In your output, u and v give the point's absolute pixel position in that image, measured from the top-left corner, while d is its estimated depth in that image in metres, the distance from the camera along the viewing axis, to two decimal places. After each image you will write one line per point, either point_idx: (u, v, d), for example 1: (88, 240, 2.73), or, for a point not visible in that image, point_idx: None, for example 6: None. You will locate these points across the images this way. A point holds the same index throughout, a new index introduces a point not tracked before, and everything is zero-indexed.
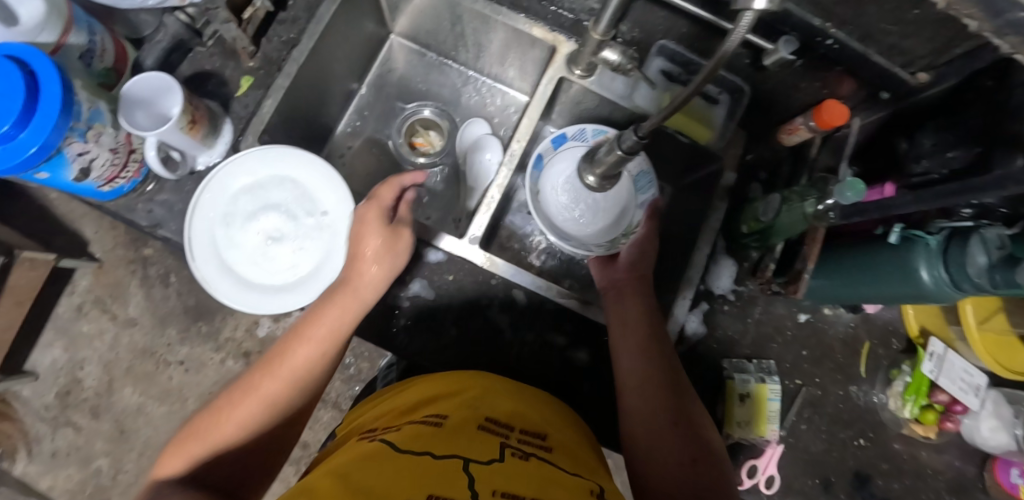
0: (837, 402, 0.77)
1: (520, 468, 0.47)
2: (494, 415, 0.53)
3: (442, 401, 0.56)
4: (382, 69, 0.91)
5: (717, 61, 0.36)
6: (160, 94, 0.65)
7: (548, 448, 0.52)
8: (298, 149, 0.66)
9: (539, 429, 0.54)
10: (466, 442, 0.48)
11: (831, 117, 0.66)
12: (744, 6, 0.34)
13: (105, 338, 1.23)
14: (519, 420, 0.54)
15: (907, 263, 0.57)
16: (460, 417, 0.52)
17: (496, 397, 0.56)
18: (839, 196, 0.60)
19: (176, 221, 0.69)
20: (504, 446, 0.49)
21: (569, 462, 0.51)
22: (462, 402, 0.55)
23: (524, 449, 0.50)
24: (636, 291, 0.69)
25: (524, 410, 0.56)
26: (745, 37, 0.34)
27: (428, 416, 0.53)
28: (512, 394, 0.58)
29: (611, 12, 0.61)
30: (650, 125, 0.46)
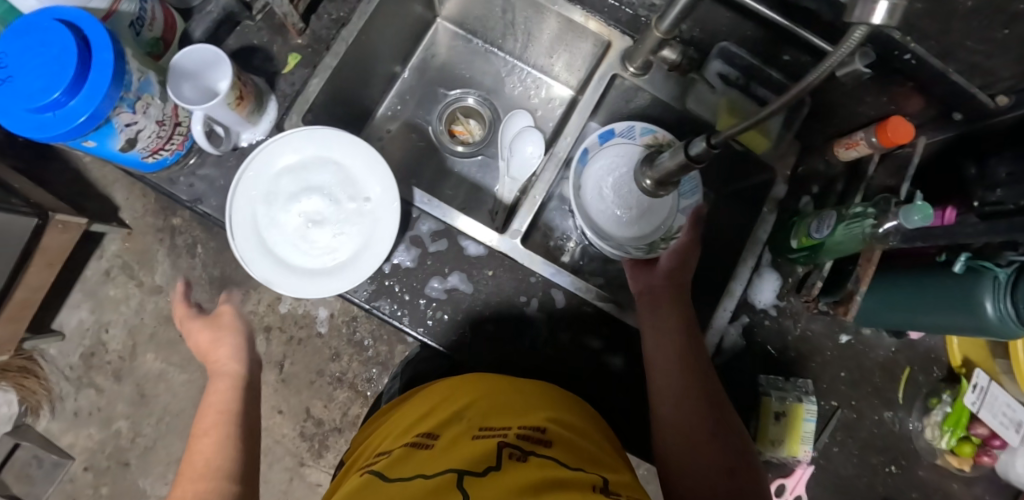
0: (872, 427, 0.74)
1: (515, 473, 0.45)
2: (487, 424, 0.52)
3: (432, 420, 0.55)
4: (426, 53, 0.89)
5: (820, 73, 0.36)
6: (209, 67, 0.64)
7: (548, 444, 0.50)
8: (344, 132, 0.64)
9: (539, 426, 0.52)
10: (458, 455, 0.47)
11: (895, 135, 0.63)
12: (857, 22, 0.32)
13: (130, 304, 1.24)
14: (513, 421, 0.53)
15: (971, 292, 0.54)
16: (453, 432, 0.51)
17: (484, 404, 0.55)
18: (903, 219, 0.57)
19: (217, 196, 0.68)
20: (502, 446, 0.48)
21: (571, 457, 0.49)
22: (451, 417, 0.54)
23: (523, 447, 0.48)
24: (675, 299, 0.65)
25: (525, 413, 0.54)
26: (849, 54, 0.33)
27: (420, 438, 0.52)
28: (511, 397, 0.56)
29: (678, 10, 0.59)
30: (726, 136, 0.44)
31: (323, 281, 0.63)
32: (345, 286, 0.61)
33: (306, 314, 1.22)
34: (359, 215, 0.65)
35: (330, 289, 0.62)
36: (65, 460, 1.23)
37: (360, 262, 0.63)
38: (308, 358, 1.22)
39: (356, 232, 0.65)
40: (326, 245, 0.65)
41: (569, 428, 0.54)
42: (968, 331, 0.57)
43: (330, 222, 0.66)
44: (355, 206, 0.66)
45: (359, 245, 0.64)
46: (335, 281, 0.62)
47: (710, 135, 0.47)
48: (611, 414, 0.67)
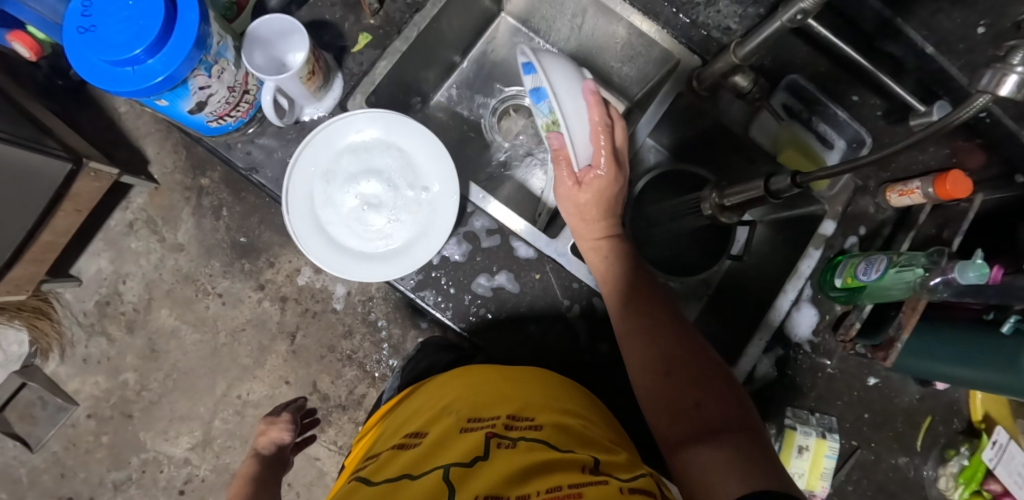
0: (888, 470, 0.75)
1: (501, 459, 0.45)
2: (475, 416, 0.52)
3: (422, 419, 0.55)
4: (487, 46, 0.88)
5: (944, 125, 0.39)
6: (283, 38, 0.64)
7: (538, 427, 0.50)
8: (412, 120, 0.64)
9: (529, 414, 0.53)
10: (449, 449, 0.47)
11: (954, 189, 0.63)
12: (986, 90, 0.35)
13: (151, 258, 1.24)
14: (503, 411, 0.53)
15: (1016, 353, 0.55)
16: (440, 428, 0.51)
17: (472, 397, 0.55)
18: (958, 274, 0.58)
19: (273, 168, 0.68)
20: (490, 439, 0.48)
21: (560, 437, 0.49)
22: (439, 417, 0.53)
23: (512, 434, 0.49)
24: (614, 249, 0.63)
25: (519, 403, 0.55)
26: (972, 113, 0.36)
27: (407, 440, 0.52)
28: (501, 386, 0.57)
29: (760, 39, 0.59)
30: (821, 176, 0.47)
31: (375, 265, 0.63)
32: (400, 273, 0.61)
33: (324, 289, 1.22)
34: (417, 204, 0.65)
35: (382, 275, 0.62)
36: (70, 405, 1.23)
37: (414, 253, 0.63)
38: (321, 332, 1.22)
39: (412, 221, 0.65)
40: (379, 229, 0.65)
41: (556, 411, 0.54)
42: (1005, 390, 0.57)
43: (386, 207, 0.65)
44: (413, 194, 0.65)
45: (414, 234, 0.64)
46: (386, 268, 0.63)
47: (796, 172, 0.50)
48: (638, 429, 0.67)
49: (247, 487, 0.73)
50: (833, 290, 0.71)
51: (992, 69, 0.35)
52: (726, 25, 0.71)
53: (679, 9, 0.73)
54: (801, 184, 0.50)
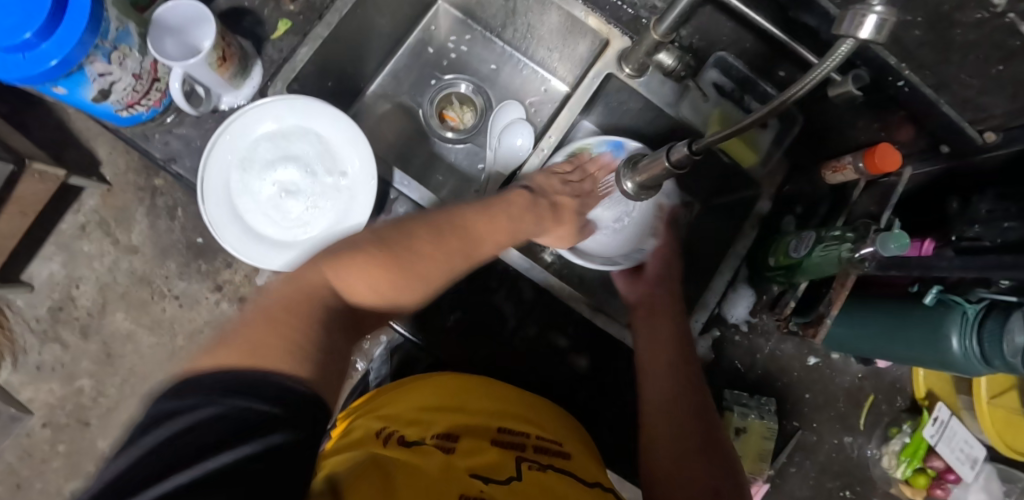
0: (830, 451, 0.75)
1: (538, 484, 0.44)
2: (506, 431, 0.51)
3: (447, 419, 0.50)
4: (425, 34, 0.87)
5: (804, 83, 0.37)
6: (192, 24, 0.62)
7: (565, 455, 0.50)
8: (329, 105, 0.63)
9: (557, 439, 0.52)
10: (488, 464, 0.45)
11: (883, 163, 0.61)
12: (847, 33, 0.34)
13: (104, 261, 1.21)
14: (531, 429, 0.52)
15: (938, 325, 0.54)
16: (470, 439, 0.48)
17: (504, 411, 0.53)
18: (879, 247, 0.56)
19: (192, 157, 0.67)
20: (520, 460, 0.47)
21: (584, 471, 0.49)
22: (465, 424, 0.50)
23: (541, 461, 0.48)
24: (666, 309, 0.65)
25: (538, 424, 0.53)
26: (832, 69, 0.36)
27: (433, 439, 0.47)
28: (524, 409, 0.55)
29: (677, 14, 0.58)
30: (709, 140, 0.46)
31: (292, 254, 0.62)
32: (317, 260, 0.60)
33: None
34: (335, 191, 0.64)
35: (299, 262, 0.61)
36: (24, 414, 1.20)
37: (330, 240, 0.62)
38: None
39: (330, 207, 0.64)
40: (298, 216, 0.64)
41: (577, 447, 0.53)
42: (929, 362, 0.57)
43: (305, 194, 0.65)
44: (331, 180, 0.64)
45: (332, 220, 0.63)
46: (303, 255, 0.62)
47: (692, 140, 0.49)
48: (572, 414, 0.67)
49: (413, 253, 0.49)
50: (767, 270, 0.71)
51: (852, 11, 0.33)
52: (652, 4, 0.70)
53: None
54: (697, 151, 0.48)
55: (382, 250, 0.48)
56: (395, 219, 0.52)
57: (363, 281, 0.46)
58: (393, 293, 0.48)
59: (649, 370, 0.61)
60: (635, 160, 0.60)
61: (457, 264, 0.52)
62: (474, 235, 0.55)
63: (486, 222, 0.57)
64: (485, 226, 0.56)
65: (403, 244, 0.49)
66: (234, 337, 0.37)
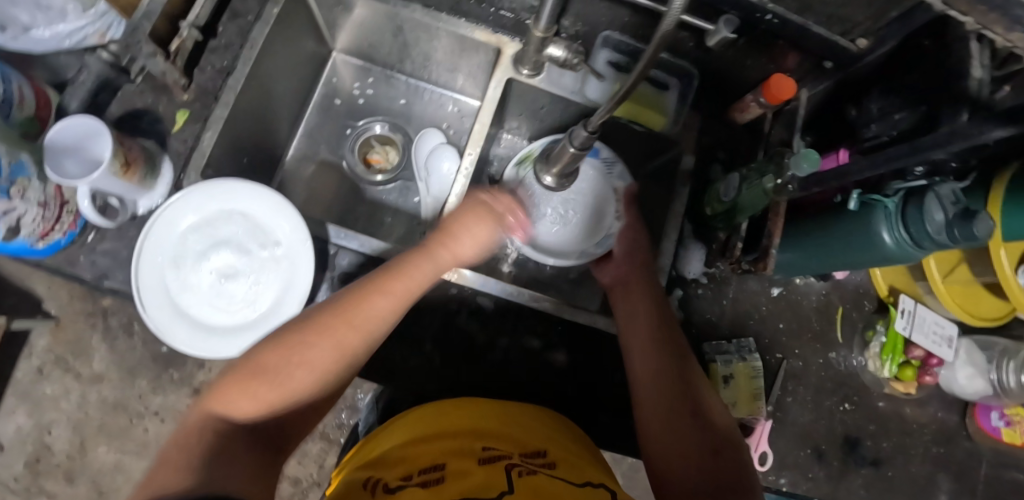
0: (819, 371, 0.78)
1: (532, 488, 0.45)
2: (491, 446, 0.51)
3: (431, 448, 0.51)
4: (328, 89, 0.89)
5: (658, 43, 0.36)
6: (89, 138, 0.61)
7: (552, 462, 0.50)
8: (245, 182, 0.64)
9: (544, 448, 0.52)
10: (478, 482, 0.45)
11: (780, 91, 0.64)
12: None
13: (70, 399, 1.15)
14: (514, 444, 0.52)
15: (867, 224, 0.57)
16: (456, 464, 0.48)
17: (486, 427, 0.54)
18: (795, 168, 0.59)
19: (122, 269, 0.66)
20: (510, 468, 0.48)
21: (570, 471, 0.50)
22: (449, 447, 0.51)
23: (530, 465, 0.49)
24: (640, 284, 0.67)
25: (521, 436, 0.54)
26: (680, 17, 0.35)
27: (420, 476, 0.47)
28: (506, 424, 0.55)
29: (550, 9, 0.60)
30: (599, 118, 0.47)
31: (248, 335, 0.61)
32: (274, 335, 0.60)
33: None
34: (274, 262, 0.64)
35: (256, 341, 0.61)
36: None
37: (282, 312, 0.62)
38: None
39: (273, 280, 0.64)
40: (243, 297, 0.64)
41: (563, 446, 0.54)
42: (868, 260, 0.60)
43: (244, 274, 0.64)
44: (266, 252, 0.64)
45: (278, 291, 0.63)
46: (257, 333, 0.61)
47: (585, 121, 0.50)
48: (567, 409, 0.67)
49: (321, 347, 0.53)
50: (708, 219, 0.74)
51: None
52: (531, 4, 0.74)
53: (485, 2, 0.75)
54: (594, 131, 0.50)
55: (287, 373, 0.51)
56: (314, 306, 0.56)
57: (247, 397, 0.50)
58: (290, 392, 0.51)
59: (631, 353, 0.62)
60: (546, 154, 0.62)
61: (367, 338, 0.55)
62: (395, 274, 0.58)
63: (408, 266, 0.59)
64: (401, 290, 0.58)
65: (305, 355, 0.52)
66: (150, 478, 0.42)
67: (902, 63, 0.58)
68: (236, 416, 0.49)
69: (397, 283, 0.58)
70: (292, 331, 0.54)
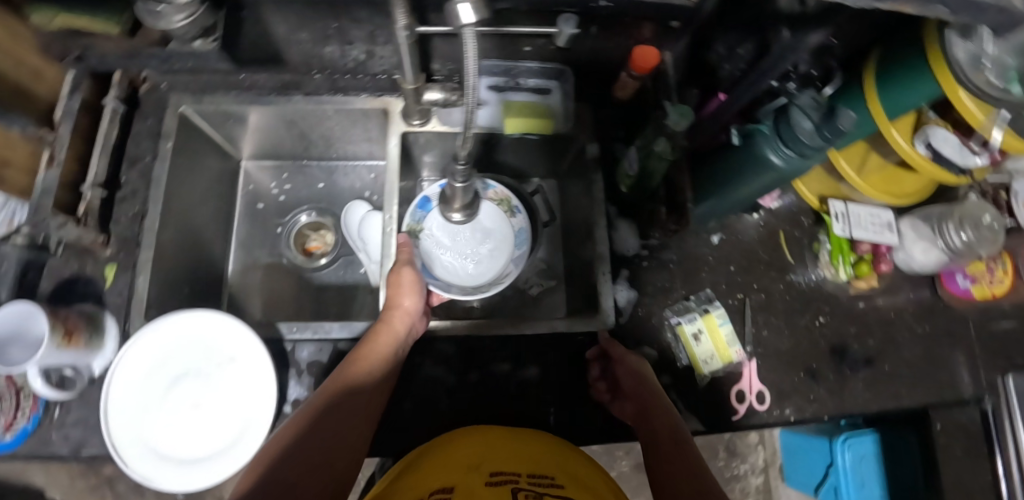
0: (783, 296, 0.80)
1: None
2: (499, 468, 0.54)
3: (437, 476, 0.53)
4: (249, 194, 0.92)
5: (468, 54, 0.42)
6: (27, 321, 0.63)
7: (562, 486, 0.52)
8: (198, 311, 0.66)
9: (546, 473, 0.54)
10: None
11: (644, 61, 0.69)
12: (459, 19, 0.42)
13: None
14: (523, 465, 0.54)
15: (756, 152, 0.61)
16: (465, 487, 0.51)
17: (490, 452, 0.56)
18: (672, 125, 0.64)
19: (97, 434, 0.66)
20: (516, 491, 0.50)
21: (581, 490, 0.52)
22: (459, 476, 0.53)
23: (538, 488, 0.51)
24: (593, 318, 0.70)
25: (521, 458, 0.55)
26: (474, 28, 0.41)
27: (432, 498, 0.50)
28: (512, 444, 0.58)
29: (409, 63, 0.66)
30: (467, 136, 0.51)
31: (232, 455, 0.62)
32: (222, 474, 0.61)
33: None
34: (232, 378, 0.66)
35: (222, 471, 0.61)
36: None
37: (263, 421, 0.63)
38: None
39: (239, 395, 0.65)
40: (218, 420, 0.65)
41: (563, 468, 0.55)
42: (772, 181, 0.64)
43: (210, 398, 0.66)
44: (227, 370, 0.66)
45: (246, 406, 0.64)
46: (222, 466, 0.62)
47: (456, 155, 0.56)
48: (555, 412, 0.70)
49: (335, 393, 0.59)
50: (627, 197, 0.78)
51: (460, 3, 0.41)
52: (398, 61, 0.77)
53: (358, 72, 0.79)
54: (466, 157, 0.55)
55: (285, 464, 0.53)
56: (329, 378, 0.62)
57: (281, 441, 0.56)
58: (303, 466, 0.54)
59: (596, 369, 0.70)
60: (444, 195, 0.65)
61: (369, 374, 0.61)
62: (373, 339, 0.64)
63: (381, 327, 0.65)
64: (371, 362, 0.62)
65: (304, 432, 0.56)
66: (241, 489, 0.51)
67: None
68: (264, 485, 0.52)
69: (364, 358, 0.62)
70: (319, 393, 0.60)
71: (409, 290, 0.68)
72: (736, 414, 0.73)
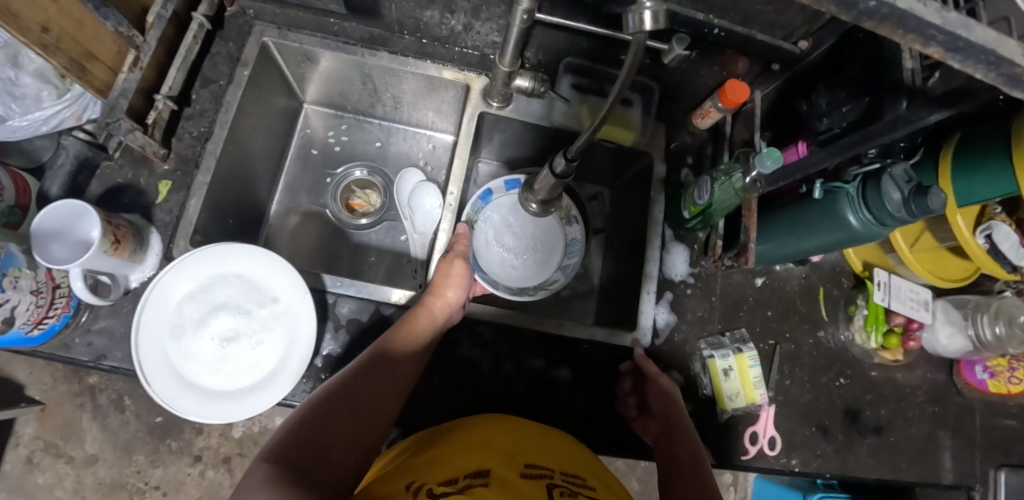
0: (811, 350, 0.81)
1: None
2: (532, 461, 0.54)
3: (471, 458, 0.53)
4: (303, 138, 0.90)
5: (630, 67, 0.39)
6: (75, 221, 0.61)
7: (593, 488, 0.53)
8: (250, 246, 0.66)
9: (578, 473, 0.55)
10: (522, 493, 0.48)
11: (734, 95, 0.69)
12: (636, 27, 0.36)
13: (65, 485, 1.03)
14: (556, 462, 0.55)
15: (836, 210, 0.62)
16: (500, 472, 0.51)
17: (523, 445, 0.56)
18: (760, 167, 0.63)
19: (121, 346, 0.65)
20: (551, 486, 0.51)
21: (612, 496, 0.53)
22: (493, 461, 0.53)
23: (571, 486, 0.52)
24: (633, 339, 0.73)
25: (553, 456, 0.56)
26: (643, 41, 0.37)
27: (466, 479, 0.50)
28: (544, 440, 0.58)
29: (513, 44, 0.64)
30: (580, 144, 0.51)
31: (258, 396, 0.62)
32: (250, 413, 0.60)
33: (265, 428, 1.11)
34: (273, 319, 0.66)
35: (250, 410, 0.61)
36: None
37: (294, 367, 0.63)
38: None
39: (277, 338, 0.65)
40: (249, 359, 0.64)
41: (594, 471, 0.57)
42: (839, 243, 0.65)
43: (245, 336, 0.65)
44: (266, 310, 0.66)
45: (283, 350, 0.64)
46: (251, 404, 0.61)
47: (566, 149, 0.55)
48: (576, 418, 0.71)
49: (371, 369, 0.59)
50: (687, 222, 0.77)
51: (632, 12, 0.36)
52: (492, 40, 0.77)
53: (447, 42, 0.78)
54: (574, 158, 0.54)
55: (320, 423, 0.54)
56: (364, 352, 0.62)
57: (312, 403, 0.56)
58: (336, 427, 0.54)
59: (625, 383, 0.72)
60: (530, 181, 0.64)
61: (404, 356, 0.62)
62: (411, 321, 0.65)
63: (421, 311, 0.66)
64: (407, 343, 0.63)
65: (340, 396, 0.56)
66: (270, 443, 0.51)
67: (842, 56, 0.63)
68: (302, 438, 0.52)
69: (401, 339, 0.63)
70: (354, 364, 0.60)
71: (456, 283, 0.69)
72: (745, 453, 0.75)
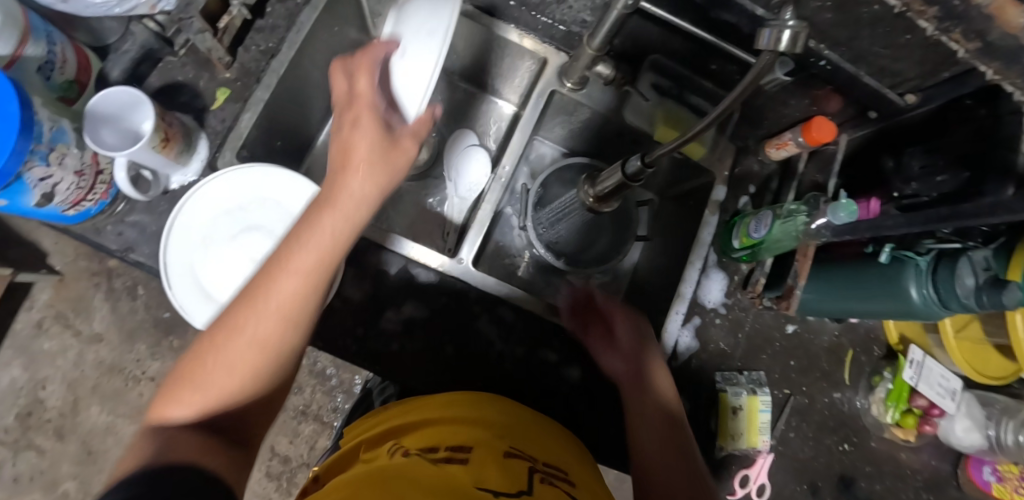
0: (823, 409, 0.78)
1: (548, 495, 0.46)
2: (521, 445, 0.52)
3: (463, 432, 0.52)
4: None
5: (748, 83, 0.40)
6: (129, 110, 0.61)
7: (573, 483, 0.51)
8: (287, 171, 0.64)
9: (563, 467, 0.52)
10: (506, 474, 0.47)
11: (819, 134, 0.65)
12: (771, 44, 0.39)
13: (67, 356, 1.03)
14: (542, 452, 0.53)
15: (898, 281, 0.59)
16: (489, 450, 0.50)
17: (515, 428, 0.54)
18: (832, 216, 0.61)
19: (150, 243, 0.65)
20: (533, 472, 0.49)
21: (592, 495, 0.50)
22: (481, 437, 0.51)
23: (553, 476, 0.50)
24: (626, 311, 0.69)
25: (541, 446, 0.54)
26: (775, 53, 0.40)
27: (448, 451, 0.49)
28: (532, 427, 0.56)
29: (606, 28, 0.59)
30: (661, 152, 0.50)
31: None
32: None
33: None
34: None
35: None
36: None
37: None
38: None
39: None
40: None
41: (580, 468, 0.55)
42: (893, 312, 0.62)
43: None
44: None
45: None
46: None
47: (643, 153, 0.53)
48: (576, 419, 0.70)
49: (273, 278, 0.47)
50: (733, 250, 0.74)
51: (769, 29, 0.39)
52: (582, 18, 0.72)
53: (534, 11, 0.73)
54: (650, 163, 0.52)
55: (209, 376, 0.47)
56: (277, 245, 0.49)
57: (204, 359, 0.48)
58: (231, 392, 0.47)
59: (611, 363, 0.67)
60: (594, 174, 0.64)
61: (319, 260, 0.48)
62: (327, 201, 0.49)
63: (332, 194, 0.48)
64: (314, 233, 0.48)
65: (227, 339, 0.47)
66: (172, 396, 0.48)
67: (950, 122, 0.58)
68: (188, 411, 0.46)
69: (300, 232, 0.48)
70: (269, 273, 0.48)
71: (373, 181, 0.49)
72: (731, 493, 0.74)
